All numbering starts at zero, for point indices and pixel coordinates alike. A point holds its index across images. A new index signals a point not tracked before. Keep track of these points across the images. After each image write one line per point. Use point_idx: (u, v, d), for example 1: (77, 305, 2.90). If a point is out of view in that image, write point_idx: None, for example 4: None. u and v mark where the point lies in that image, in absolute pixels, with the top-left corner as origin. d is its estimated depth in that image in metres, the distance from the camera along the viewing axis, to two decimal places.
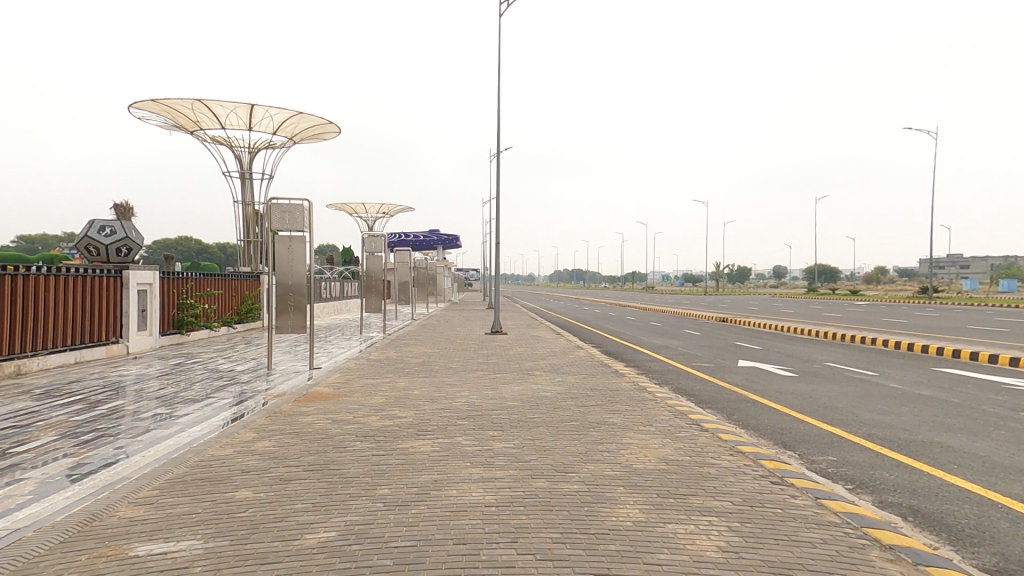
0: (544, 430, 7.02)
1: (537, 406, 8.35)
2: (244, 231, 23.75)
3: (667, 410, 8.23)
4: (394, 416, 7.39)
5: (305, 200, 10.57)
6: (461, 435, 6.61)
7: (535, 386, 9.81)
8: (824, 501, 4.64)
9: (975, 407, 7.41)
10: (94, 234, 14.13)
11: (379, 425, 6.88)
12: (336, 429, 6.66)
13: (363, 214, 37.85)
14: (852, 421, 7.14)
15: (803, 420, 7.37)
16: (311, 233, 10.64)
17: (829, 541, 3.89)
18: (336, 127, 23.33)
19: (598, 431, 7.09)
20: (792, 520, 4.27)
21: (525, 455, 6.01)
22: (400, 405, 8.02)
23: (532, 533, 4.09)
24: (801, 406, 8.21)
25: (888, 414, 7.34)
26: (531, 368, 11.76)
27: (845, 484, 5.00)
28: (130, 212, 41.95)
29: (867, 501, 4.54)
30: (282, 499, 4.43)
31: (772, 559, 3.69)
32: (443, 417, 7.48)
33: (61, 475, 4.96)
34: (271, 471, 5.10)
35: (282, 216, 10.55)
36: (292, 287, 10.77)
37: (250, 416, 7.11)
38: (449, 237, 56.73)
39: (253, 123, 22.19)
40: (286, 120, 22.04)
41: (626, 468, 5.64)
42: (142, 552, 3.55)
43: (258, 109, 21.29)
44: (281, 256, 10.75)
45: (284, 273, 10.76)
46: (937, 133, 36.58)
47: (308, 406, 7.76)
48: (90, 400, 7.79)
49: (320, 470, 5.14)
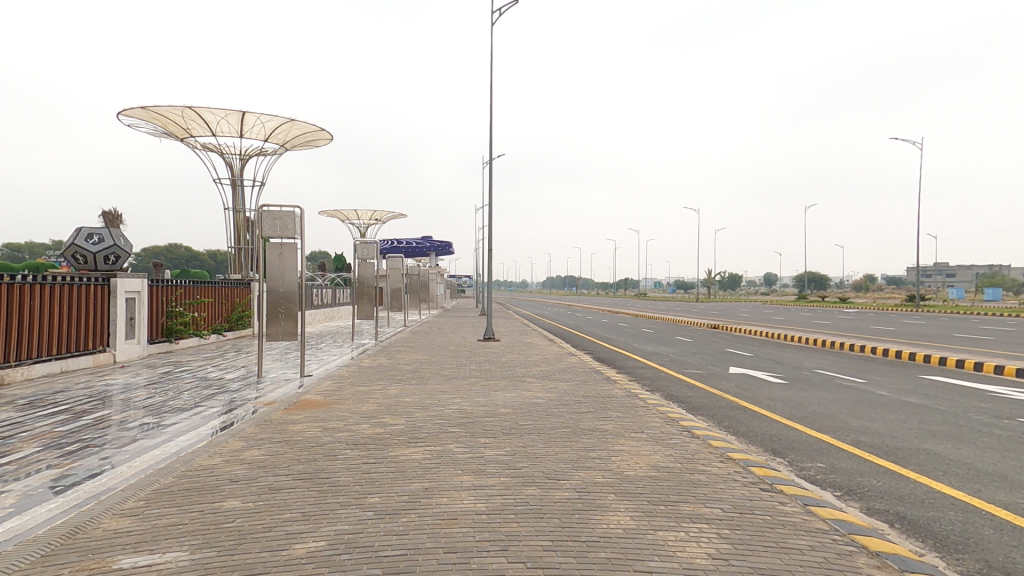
0: (535, 437, 7.02)
1: (529, 413, 8.36)
2: (234, 238, 23.64)
3: (659, 416, 8.27)
4: (385, 423, 7.37)
5: (297, 207, 10.57)
6: (453, 443, 6.60)
7: (528, 394, 9.81)
8: (813, 508, 4.67)
9: (962, 414, 7.49)
10: (82, 241, 14.00)
11: (369, 432, 6.85)
12: (326, 436, 6.62)
13: (356, 220, 37.82)
14: (841, 428, 7.20)
15: (792, 427, 7.42)
16: (303, 240, 10.62)
17: (817, 547, 3.92)
18: (328, 134, 23.31)
19: (589, 437, 7.10)
20: (781, 527, 4.30)
21: (517, 462, 6.01)
22: (391, 412, 8.00)
23: (523, 540, 4.08)
24: (791, 412, 8.28)
25: (876, 421, 7.41)
26: (523, 375, 11.77)
27: (833, 490, 5.04)
28: (119, 219, 41.76)
29: (855, 508, 4.58)
30: (271, 509, 4.40)
31: (760, 565, 3.71)
32: (435, 424, 7.47)
33: (44, 487, 4.90)
34: (260, 480, 5.06)
35: (273, 223, 10.54)
36: (283, 294, 10.72)
37: (240, 425, 7.07)
38: (443, 245, 56.83)
39: (244, 130, 22.14)
40: (278, 127, 22.01)
41: (617, 475, 5.65)
42: (127, 564, 3.51)
43: (249, 117, 21.28)
44: (272, 262, 10.68)
45: (275, 280, 10.69)
46: (922, 143, 39.03)
47: (298, 414, 7.72)
48: (76, 410, 7.70)
49: (309, 479, 5.11)
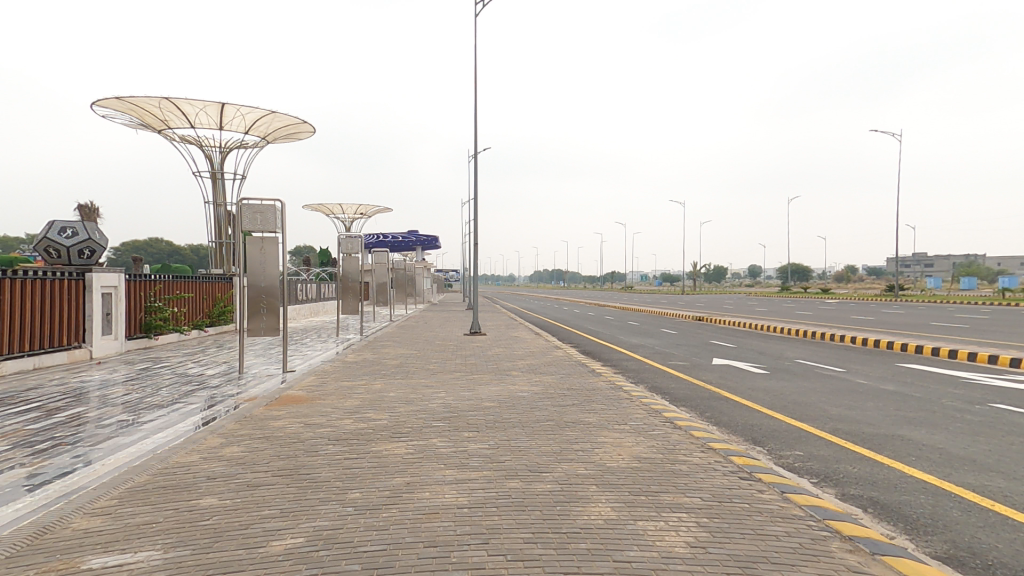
0: (520, 430, 7.02)
1: (514, 406, 8.36)
2: (216, 232, 23.31)
3: (642, 408, 8.31)
4: (369, 418, 7.33)
5: (277, 200, 10.41)
6: (436, 437, 6.58)
7: (513, 387, 9.80)
8: (790, 495, 4.73)
9: (936, 400, 7.64)
10: (54, 236, 13.65)
11: (352, 427, 6.80)
12: (307, 432, 6.56)
13: (340, 215, 37.44)
14: (819, 417, 7.30)
15: (772, 416, 7.51)
16: (283, 234, 10.46)
17: (793, 533, 3.97)
18: (310, 127, 22.97)
19: (573, 430, 7.12)
20: (758, 514, 4.34)
21: (501, 455, 6.00)
22: (375, 407, 7.95)
23: (504, 533, 4.08)
24: (771, 402, 8.38)
25: (853, 409, 7.53)
26: (509, 368, 11.76)
27: (810, 477, 5.11)
28: (94, 212, 40.90)
29: (831, 494, 4.65)
30: (249, 506, 4.35)
31: (738, 552, 3.75)
32: (418, 418, 7.43)
33: (13, 487, 4.80)
34: (239, 477, 5.00)
35: (253, 217, 10.38)
36: (265, 288, 10.57)
37: (220, 421, 6.98)
38: (429, 239, 56.52)
39: (224, 122, 21.75)
40: (258, 119, 21.63)
41: (600, 467, 5.68)
42: (97, 564, 3.44)
43: (229, 108, 20.85)
44: (252, 256, 10.53)
45: (256, 274, 10.52)
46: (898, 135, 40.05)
47: (279, 410, 7.64)
48: (49, 407, 7.54)
49: (289, 475, 5.06)
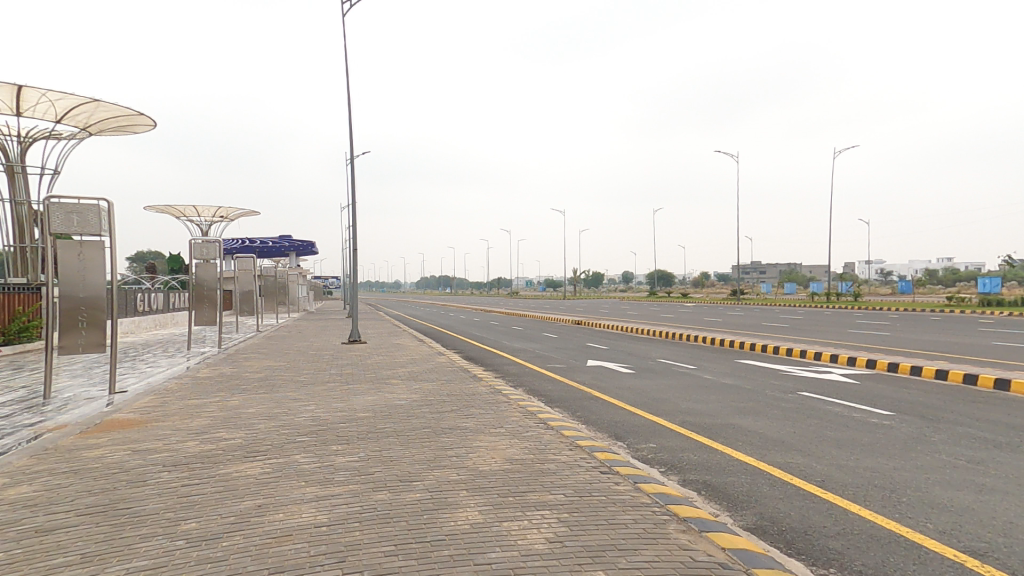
0: (393, 440, 6.85)
1: (389, 415, 8.14)
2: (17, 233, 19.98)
3: (519, 411, 8.54)
4: (218, 438, 6.70)
5: (100, 201, 9.18)
6: (299, 453, 6.19)
7: (390, 395, 9.55)
8: (641, 484, 5.13)
9: (767, 391, 8.75)
10: None
11: (195, 450, 6.16)
12: (134, 461, 5.82)
13: (196, 218, 33.98)
14: (672, 411, 8.02)
15: (634, 412, 8.10)
16: (111, 237, 9.23)
17: (639, 520, 4.30)
18: (146, 119, 20.48)
19: (449, 436, 7.11)
20: (613, 505, 4.65)
21: (369, 467, 5.80)
22: (227, 425, 7.29)
23: (363, 549, 3.94)
24: (635, 399, 9.04)
25: (700, 402, 8.38)
26: (387, 376, 11.45)
27: (659, 467, 5.58)
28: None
29: (674, 481, 5.12)
30: (39, 557, 3.74)
31: (590, 543, 3.97)
32: (279, 434, 6.94)
33: None
34: (28, 523, 4.28)
35: (68, 218, 9.01)
36: (87, 300, 9.25)
37: (7, 459, 5.91)
38: (305, 245, 53.36)
39: (22, 104, 18.60)
40: (76, 107, 18.74)
41: (472, 471, 5.72)
42: None
43: (31, 92, 17.81)
44: (70, 264, 9.18)
45: (75, 285, 9.19)
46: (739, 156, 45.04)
47: (101, 438, 6.70)
48: None
49: (104, 513, 4.45)
